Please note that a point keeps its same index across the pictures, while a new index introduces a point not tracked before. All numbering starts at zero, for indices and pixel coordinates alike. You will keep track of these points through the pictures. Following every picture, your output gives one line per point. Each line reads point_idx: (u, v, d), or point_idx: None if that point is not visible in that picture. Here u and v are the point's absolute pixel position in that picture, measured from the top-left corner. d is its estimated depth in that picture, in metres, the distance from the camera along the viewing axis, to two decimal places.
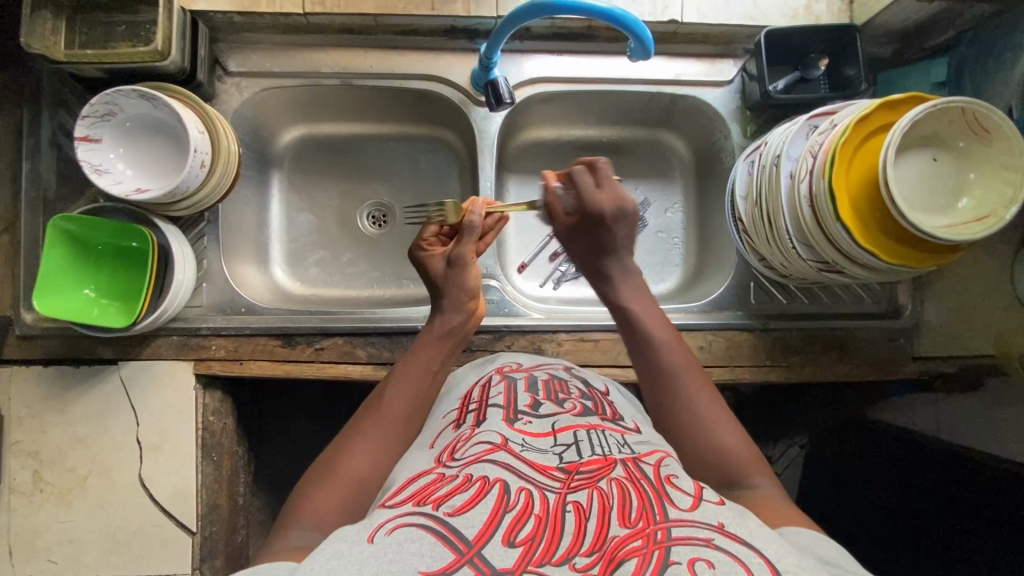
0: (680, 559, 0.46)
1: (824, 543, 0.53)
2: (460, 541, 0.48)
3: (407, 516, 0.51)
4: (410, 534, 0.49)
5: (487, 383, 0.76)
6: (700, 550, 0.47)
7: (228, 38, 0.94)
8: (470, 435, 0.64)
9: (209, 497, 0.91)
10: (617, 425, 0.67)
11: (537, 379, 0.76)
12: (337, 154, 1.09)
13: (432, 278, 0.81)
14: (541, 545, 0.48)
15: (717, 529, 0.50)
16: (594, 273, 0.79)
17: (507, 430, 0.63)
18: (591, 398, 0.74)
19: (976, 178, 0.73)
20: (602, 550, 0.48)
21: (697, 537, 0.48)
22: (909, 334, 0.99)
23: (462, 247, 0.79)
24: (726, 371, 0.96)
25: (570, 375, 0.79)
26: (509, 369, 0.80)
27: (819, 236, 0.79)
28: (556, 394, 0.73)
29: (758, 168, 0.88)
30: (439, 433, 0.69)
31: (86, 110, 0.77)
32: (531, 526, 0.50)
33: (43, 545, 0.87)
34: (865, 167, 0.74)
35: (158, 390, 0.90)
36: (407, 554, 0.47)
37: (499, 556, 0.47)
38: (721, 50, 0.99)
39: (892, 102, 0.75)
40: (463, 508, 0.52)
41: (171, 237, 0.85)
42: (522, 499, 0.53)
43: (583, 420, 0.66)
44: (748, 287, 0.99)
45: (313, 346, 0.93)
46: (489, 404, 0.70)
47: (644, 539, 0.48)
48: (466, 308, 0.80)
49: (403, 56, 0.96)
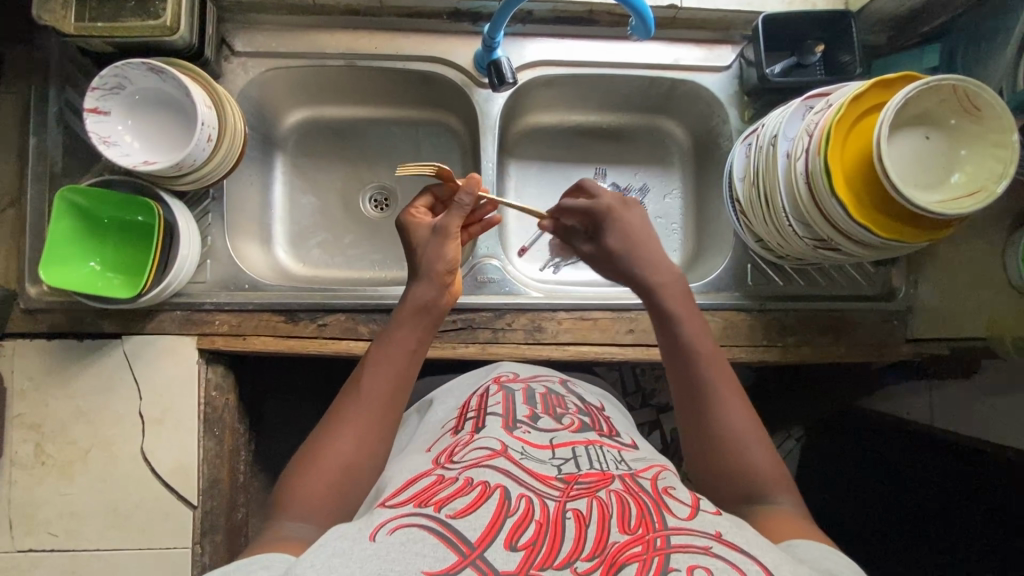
0: (680, 566, 0.47)
1: (832, 555, 0.54)
2: (462, 543, 0.49)
3: (409, 517, 0.52)
4: (411, 535, 0.49)
5: (484, 393, 0.78)
6: (699, 558, 0.48)
7: (235, 18, 0.96)
8: (469, 441, 0.66)
9: (210, 472, 0.92)
10: (613, 441, 0.69)
11: (534, 393, 0.78)
12: (339, 137, 1.11)
13: (414, 248, 0.79)
14: (543, 549, 0.49)
15: (715, 538, 0.51)
16: (626, 273, 0.78)
17: (506, 437, 0.65)
18: (586, 413, 0.76)
19: (968, 155, 0.74)
20: (603, 554, 0.49)
21: (695, 545, 0.50)
22: (902, 317, 1.01)
23: (448, 218, 0.78)
24: (723, 351, 0.97)
25: (567, 390, 0.82)
26: (505, 379, 0.82)
27: (815, 212, 0.80)
28: (554, 409, 0.75)
29: (756, 149, 0.89)
30: (438, 438, 0.72)
31: (97, 82, 0.78)
32: (533, 530, 0.51)
33: (44, 518, 0.88)
34: (859, 145, 0.76)
35: (161, 364, 0.90)
36: (410, 554, 0.47)
37: (501, 558, 0.48)
38: (719, 36, 1.01)
39: (885, 81, 0.77)
40: (464, 511, 0.52)
41: (178, 212, 0.87)
42: (523, 505, 0.53)
43: (581, 437, 0.68)
44: (745, 269, 1.01)
45: (316, 322, 0.94)
46: (487, 413, 0.72)
47: (645, 545, 0.49)
48: (441, 280, 0.76)
49: (407, 39, 0.98)
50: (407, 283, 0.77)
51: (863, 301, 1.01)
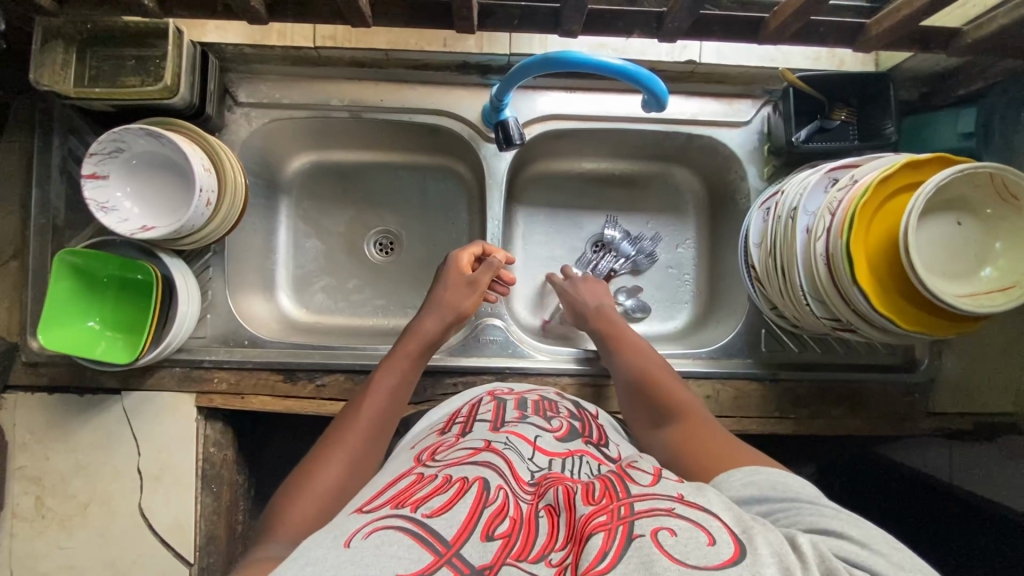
0: (644, 531, 0.44)
1: (758, 477, 0.55)
2: (438, 541, 0.45)
3: (385, 519, 0.48)
4: (388, 536, 0.46)
5: (477, 402, 0.77)
6: (662, 520, 0.45)
7: (239, 68, 0.93)
8: (454, 442, 0.64)
9: (207, 528, 0.92)
10: (599, 452, 0.66)
11: (526, 400, 0.76)
12: (345, 181, 1.08)
13: (439, 285, 0.87)
14: (518, 543, 0.46)
15: (677, 499, 0.48)
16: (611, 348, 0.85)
17: (490, 437, 0.64)
18: (579, 418, 0.74)
19: (1003, 248, 0.70)
20: (574, 536, 0.46)
21: (658, 508, 0.47)
22: (925, 390, 0.96)
23: (480, 275, 0.87)
24: (733, 422, 0.93)
25: (560, 398, 0.80)
26: (500, 391, 0.80)
27: (834, 294, 0.76)
28: (545, 411, 0.73)
29: (774, 218, 0.85)
30: (422, 438, 0.71)
31: (93, 148, 0.76)
32: (507, 524, 0.48)
33: (44, 571, 0.88)
34: (884, 229, 0.72)
35: (159, 421, 0.90)
36: (385, 556, 0.43)
37: (478, 553, 0.45)
38: (740, 90, 0.96)
39: (917, 162, 0.72)
40: (441, 509, 0.49)
41: (176, 270, 0.86)
42: (500, 497, 0.51)
43: (565, 442, 0.66)
44: (758, 334, 0.97)
45: (315, 382, 0.92)
46: (476, 419, 0.70)
47: (609, 515, 0.46)
48: (446, 321, 0.84)
49: (414, 91, 0.94)
50: (414, 316, 0.84)
51: (884, 373, 0.96)
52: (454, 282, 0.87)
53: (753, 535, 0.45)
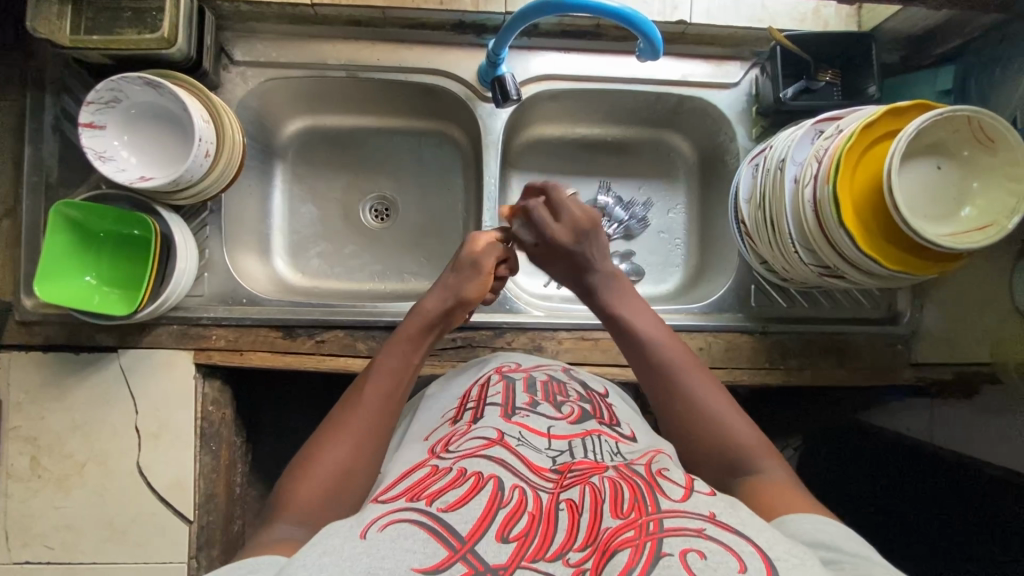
0: (673, 550, 0.44)
1: (832, 528, 0.51)
2: (453, 537, 0.46)
3: (400, 512, 0.49)
4: (403, 531, 0.46)
5: (485, 382, 0.74)
6: (692, 541, 0.44)
7: (235, 27, 0.94)
8: (466, 430, 0.62)
9: (206, 487, 0.92)
10: (613, 432, 0.65)
11: (535, 380, 0.73)
12: (341, 146, 1.09)
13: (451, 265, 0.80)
14: (535, 541, 0.46)
15: (708, 519, 0.47)
16: (580, 290, 0.80)
17: (503, 425, 0.62)
18: (589, 401, 0.72)
19: (980, 188, 0.73)
20: (595, 543, 0.46)
21: (688, 527, 0.46)
22: (907, 341, 0.99)
23: (484, 254, 0.80)
24: (724, 373, 0.97)
25: (569, 377, 0.76)
26: (508, 368, 0.77)
27: (822, 241, 0.79)
28: (555, 396, 0.70)
29: (764, 171, 0.88)
30: (434, 427, 0.68)
31: (91, 97, 0.77)
32: (525, 522, 0.48)
33: (40, 531, 0.87)
34: (869, 173, 0.75)
35: (158, 378, 0.90)
36: (400, 550, 0.44)
37: (492, 551, 0.45)
38: (728, 52, 0.99)
39: (897, 109, 0.75)
40: (456, 503, 0.49)
41: (174, 225, 0.85)
42: (516, 496, 0.51)
43: (579, 427, 0.64)
44: (749, 290, 0.99)
45: (314, 338, 0.93)
46: (487, 403, 0.68)
47: (637, 530, 0.46)
48: (451, 303, 0.77)
49: (409, 50, 0.96)
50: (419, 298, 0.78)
51: (867, 325, 0.99)
52: (461, 264, 0.79)
53: (789, 569, 0.43)
